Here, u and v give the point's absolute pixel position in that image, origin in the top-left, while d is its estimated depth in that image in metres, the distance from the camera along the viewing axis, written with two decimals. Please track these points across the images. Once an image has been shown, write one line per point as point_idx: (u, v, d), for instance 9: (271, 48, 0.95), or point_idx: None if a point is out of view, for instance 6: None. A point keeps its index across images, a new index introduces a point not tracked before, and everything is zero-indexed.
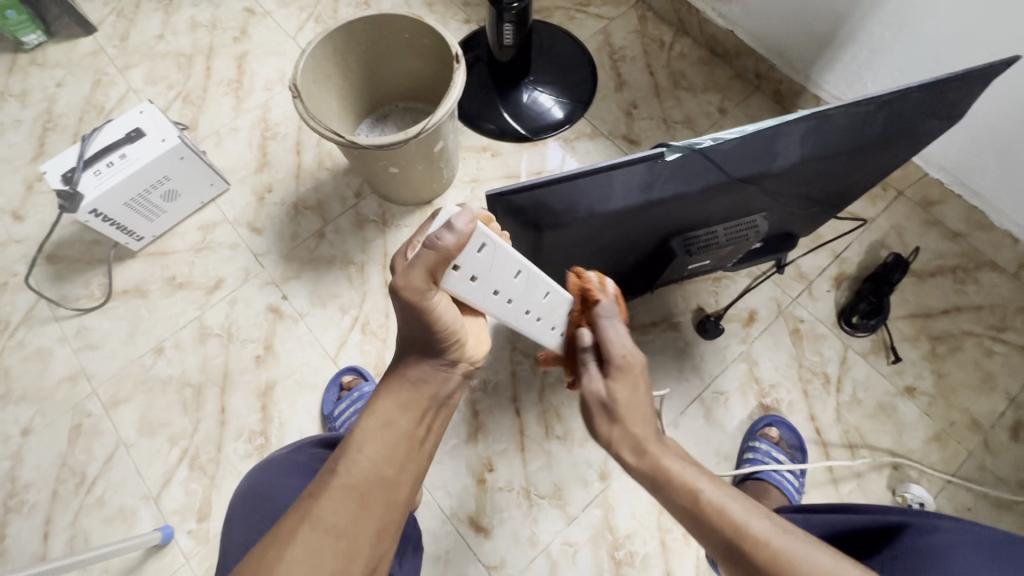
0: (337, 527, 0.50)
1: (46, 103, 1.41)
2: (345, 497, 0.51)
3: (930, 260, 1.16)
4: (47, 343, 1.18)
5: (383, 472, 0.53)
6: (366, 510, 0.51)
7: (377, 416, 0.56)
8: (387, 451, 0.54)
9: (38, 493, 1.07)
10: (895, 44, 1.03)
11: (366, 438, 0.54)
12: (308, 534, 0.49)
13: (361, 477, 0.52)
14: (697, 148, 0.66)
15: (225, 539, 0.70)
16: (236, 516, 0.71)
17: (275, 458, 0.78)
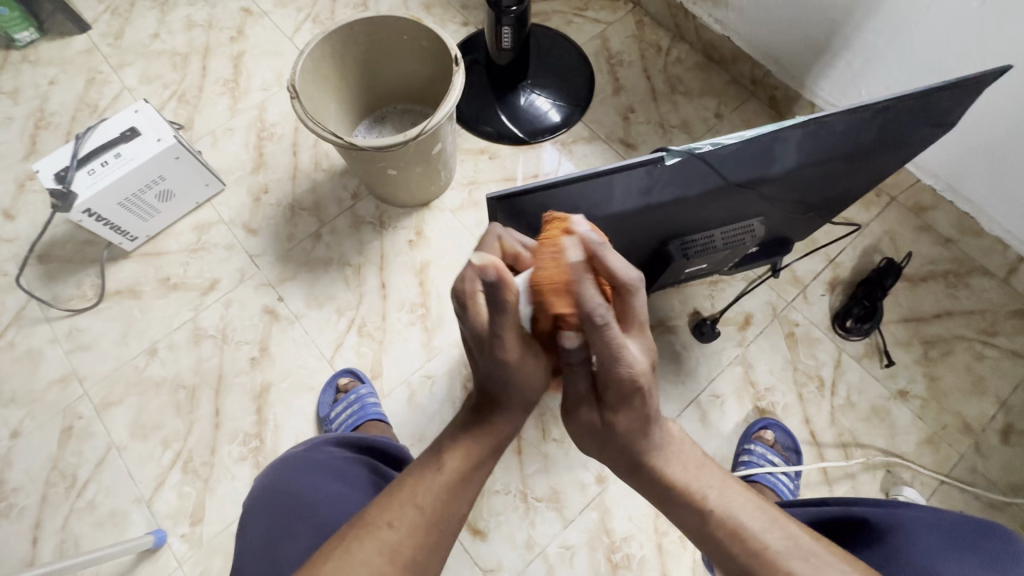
0: (406, 561, 0.51)
1: (38, 101, 1.39)
2: (417, 530, 0.52)
3: (922, 266, 1.18)
4: (38, 344, 1.16)
5: (449, 512, 0.53)
6: (431, 547, 0.52)
7: (463, 449, 0.55)
8: (458, 490, 0.54)
9: (27, 496, 1.05)
10: (889, 52, 1.04)
11: (445, 468, 0.54)
12: (377, 554, 0.50)
13: (432, 512, 0.53)
14: (697, 153, 0.66)
15: (239, 536, 0.67)
16: (253, 511, 0.68)
17: (292, 453, 0.76)
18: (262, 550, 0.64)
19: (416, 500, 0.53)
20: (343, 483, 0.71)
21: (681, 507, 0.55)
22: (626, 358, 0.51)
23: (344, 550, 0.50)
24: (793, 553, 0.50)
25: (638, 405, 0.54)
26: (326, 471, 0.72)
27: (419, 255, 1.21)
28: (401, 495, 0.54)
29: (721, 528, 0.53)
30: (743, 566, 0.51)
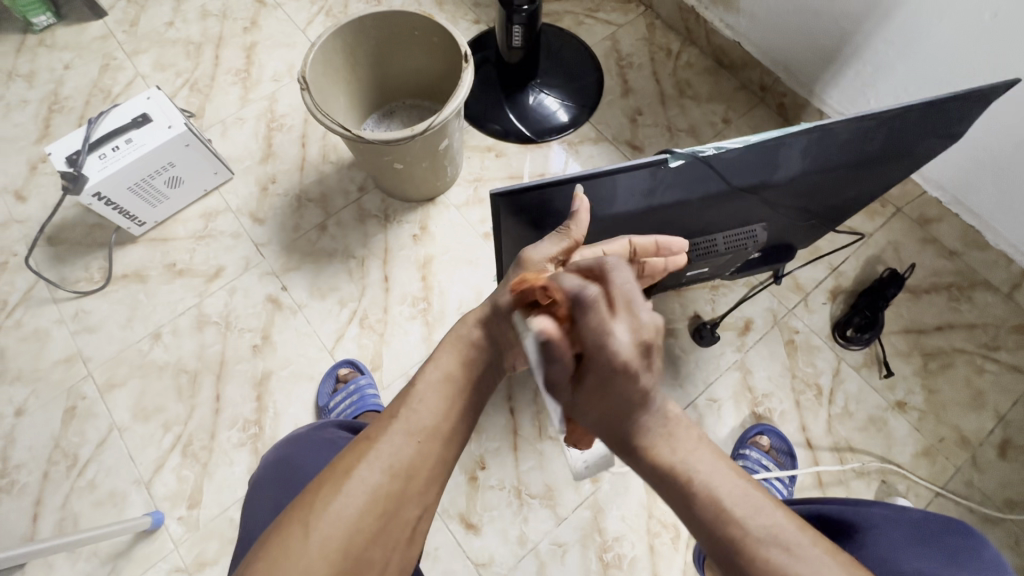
0: (395, 467, 0.51)
1: (53, 85, 1.41)
2: (405, 435, 0.53)
3: (925, 277, 1.18)
4: (45, 325, 1.18)
5: (434, 419, 0.55)
6: (422, 453, 0.53)
7: (441, 366, 0.59)
8: (444, 399, 0.56)
9: (29, 473, 1.07)
10: (898, 62, 1.04)
11: (425, 385, 0.57)
12: (365, 466, 0.51)
13: (416, 421, 0.54)
14: (700, 156, 0.66)
15: (249, 508, 0.70)
16: (263, 485, 0.71)
17: (298, 433, 0.77)
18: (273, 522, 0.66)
19: (401, 413, 0.55)
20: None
21: (670, 487, 0.49)
22: (612, 348, 0.44)
23: (330, 471, 0.51)
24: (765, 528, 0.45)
25: (625, 387, 0.46)
26: (331, 450, 0.72)
27: (423, 249, 1.22)
28: (384, 415, 0.55)
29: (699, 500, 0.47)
30: (716, 531, 0.47)
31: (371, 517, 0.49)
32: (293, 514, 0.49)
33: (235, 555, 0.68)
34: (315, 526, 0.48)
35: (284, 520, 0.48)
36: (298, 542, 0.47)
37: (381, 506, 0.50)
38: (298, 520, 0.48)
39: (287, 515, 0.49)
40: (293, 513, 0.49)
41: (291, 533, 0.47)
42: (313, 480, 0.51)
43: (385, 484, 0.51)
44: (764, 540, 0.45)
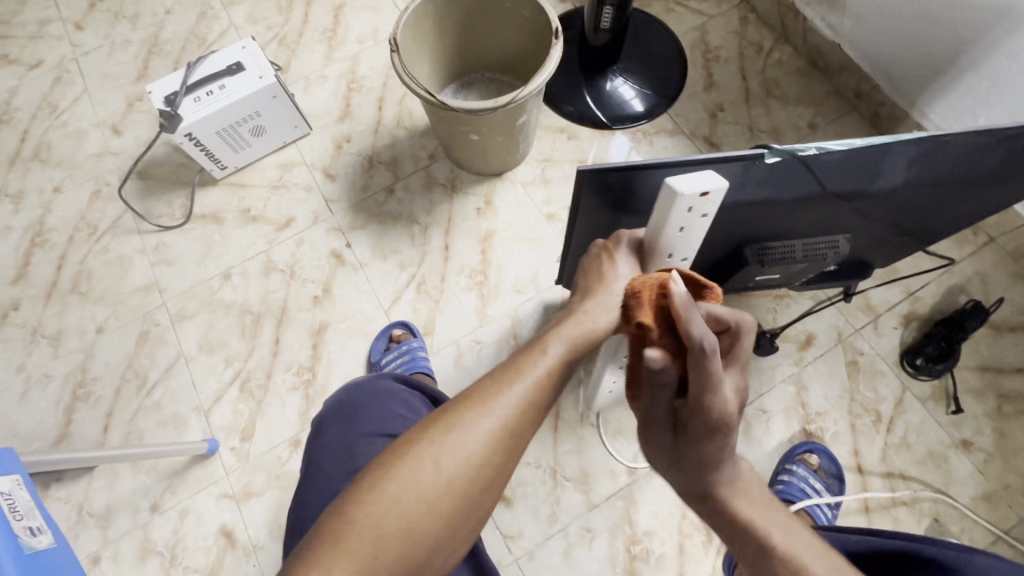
0: (507, 430, 0.50)
1: (154, 28, 1.48)
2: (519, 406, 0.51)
3: (1012, 314, 1.10)
4: (128, 253, 1.26)
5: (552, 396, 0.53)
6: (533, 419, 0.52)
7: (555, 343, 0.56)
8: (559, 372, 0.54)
9: (104, 388, 1.15)
10: (1020, 80, 0.97)
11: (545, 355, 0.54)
12: (483, 416, 0.50)
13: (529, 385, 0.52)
14: (799, 155, 0.65)
15: (314, 441, 0.73)
16: (331, 424, 0.73)
17: (360, 379, 0.78)
18: (339, 458, 0.70)
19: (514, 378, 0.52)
20: (408, 416, 0.73)
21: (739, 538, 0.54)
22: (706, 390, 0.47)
23: (443, 421, 0.49)
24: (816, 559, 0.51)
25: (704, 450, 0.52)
26: (392, 401, 0.74)
27: (485, 223, 1.23)
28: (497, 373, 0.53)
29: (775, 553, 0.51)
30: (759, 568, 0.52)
31: (481, 475, 0.48)
32: (413, 454, 0.47)
33: (299, 488, 0.71)
34: (434, 476, 0.46)
35: (402, 459, 0.47)
36: (417, 481, 0.46)
37: (490, 465, 0.49)
38: (416, 460, 0.47)
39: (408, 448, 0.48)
40: (414, 450, 0.48)
41: (409, 474, 0.46)
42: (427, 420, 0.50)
43: (496, 443, 0.49)
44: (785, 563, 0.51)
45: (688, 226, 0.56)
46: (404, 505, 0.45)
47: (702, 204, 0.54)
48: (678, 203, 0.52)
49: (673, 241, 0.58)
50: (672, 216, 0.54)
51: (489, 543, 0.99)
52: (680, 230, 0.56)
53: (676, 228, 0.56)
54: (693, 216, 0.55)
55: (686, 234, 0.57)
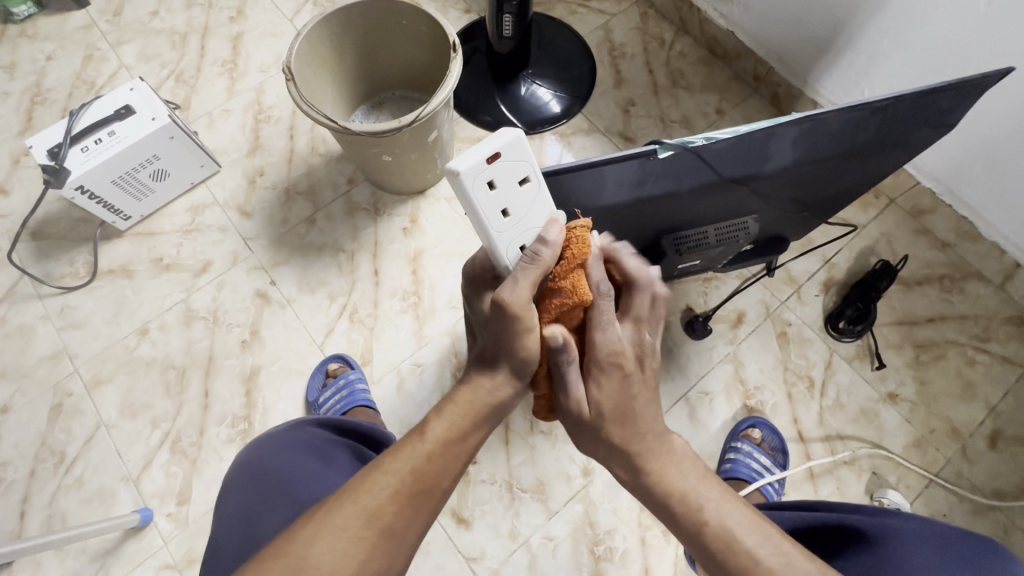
0: (389, 526, 0.49)
1: (35, 76, 1.38)
2: (403, 498, 0.50)
3: (918, 269, 1.17)
4: (29, 321, 1.16)
5: (443, 482, 0.53)
6: (417, 511, 0.51)
7: (445, 425, 0.54)
8: (447, 455, 0.53)
9: (15, 471, 1.06)
10: (892, 52, 1.03)
11: (433, 442, 0.53)
12: (354, 517, 0.48)
13: (409, 476, 0.51)
14: (690, 147, 0.65)
15: (217, 513, 0.67)
16: (236, 487, 0.67)
17: (268, 434, 0.73)
18: (239, 525, 0.62)
19: (401, 470, 0.51)
20: (321, 465, 0.68)
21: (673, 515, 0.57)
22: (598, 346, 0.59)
23: (315, 520, 0.47)
24: (777, 558, 0.50)
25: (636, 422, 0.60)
26: (299, 452, 0.69)
27: (413, 243, 1.20)
28: (383, 466, 0.51)
29: (710, 533, 0.53)
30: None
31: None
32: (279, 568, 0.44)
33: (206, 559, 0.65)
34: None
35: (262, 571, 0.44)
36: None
37: (371, 566, 0.47)
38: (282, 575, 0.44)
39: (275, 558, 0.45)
40: (280, 560, 0.45)
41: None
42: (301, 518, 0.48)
43: (372, 543, 0.47)
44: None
45: (511, 206, 0.52)
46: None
47: (499, 171, 0.50)
48: (468, 182, 0.49)
49: (511, 229, 0.53)
50: (476, 202, 0.50)
51: (452, 568, 0.97)
52: (504, 211, 0.52)
53: (494, 213, 0.52)
54: (501, 192, 0.51)
55: (516, 209, 0.53)
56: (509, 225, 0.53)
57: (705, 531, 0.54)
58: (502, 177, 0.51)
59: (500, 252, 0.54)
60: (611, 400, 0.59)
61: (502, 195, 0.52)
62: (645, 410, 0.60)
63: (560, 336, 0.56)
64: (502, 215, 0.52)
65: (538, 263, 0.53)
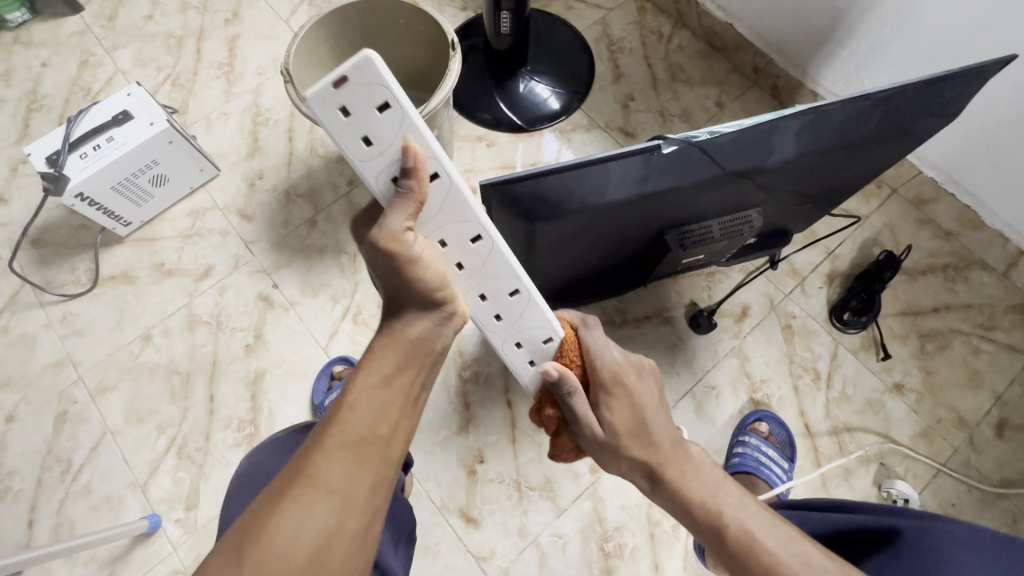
0: (328, 484, 0.44)
1: (31, 83, 1.37)
2: (339, 454, 0.45)
3: (921, 259, 1.17)
4: (32, 329, 1.16)
5: (383, 430, 0.48)
6: (365, 463, 0.46)
7: (375, 371, 0.49)
8: (383, 399, 0.48)
9: (22, 480, 1.05)
10: (892, 41, 1.03)
11: (360, 392, 0.48)
12: (297, 490, 0.43)
13: (347, 433, 0.46)
14: (694, 141, 0.65)
15: (223, 517, 0.67)
16: (237, 494, 0.68)
17: (272, 438, 0.74)
18: None
19: (332, 428, 0.46)
20: None
21: (699, 524, 0.58)
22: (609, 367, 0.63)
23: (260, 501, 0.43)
24: (797, 559, 0.51)
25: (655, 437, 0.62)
26: None
27: None
28: (314, 432, 0.47)
29: (732, 539, 0.55)
30: None
31: (312, 545, 0.41)
32: (223, 552, 0.41)
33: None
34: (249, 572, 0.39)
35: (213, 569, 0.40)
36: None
37: (323, 528, 0.42)
38: (225, 559, 0.40)
39: (221, 550, 0.41)
40: (224, 546, 0.41)
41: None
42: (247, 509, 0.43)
43: (319, 507, 0.43)
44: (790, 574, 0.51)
45: (373, 133, 0.46)
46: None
47: (350, 94, 0.44)
48: (319, 104, 0.43)
49: (376, 160, 0.47)
50: (332, 130, 0.45)
51: (462, 568, 0.97)
52: (364, 136, 0.46)
53: (358, 140, 0.46)
54: (360, 119, 0.45)
55: (380, 136, 0.46)
56: (373, 155, 0.47)
57: (727, 538, 0.55)
58: (361, 102, 0.44)
59: (367, 183, 0.49)
60: (622, 416, 0.62)
61: (366, 118, 0.45)
62: (655, 420, 0.63)
63: (554, 371, 0.61)
64: (363, 141, 0.46)
65: (411, 196, 0.48)
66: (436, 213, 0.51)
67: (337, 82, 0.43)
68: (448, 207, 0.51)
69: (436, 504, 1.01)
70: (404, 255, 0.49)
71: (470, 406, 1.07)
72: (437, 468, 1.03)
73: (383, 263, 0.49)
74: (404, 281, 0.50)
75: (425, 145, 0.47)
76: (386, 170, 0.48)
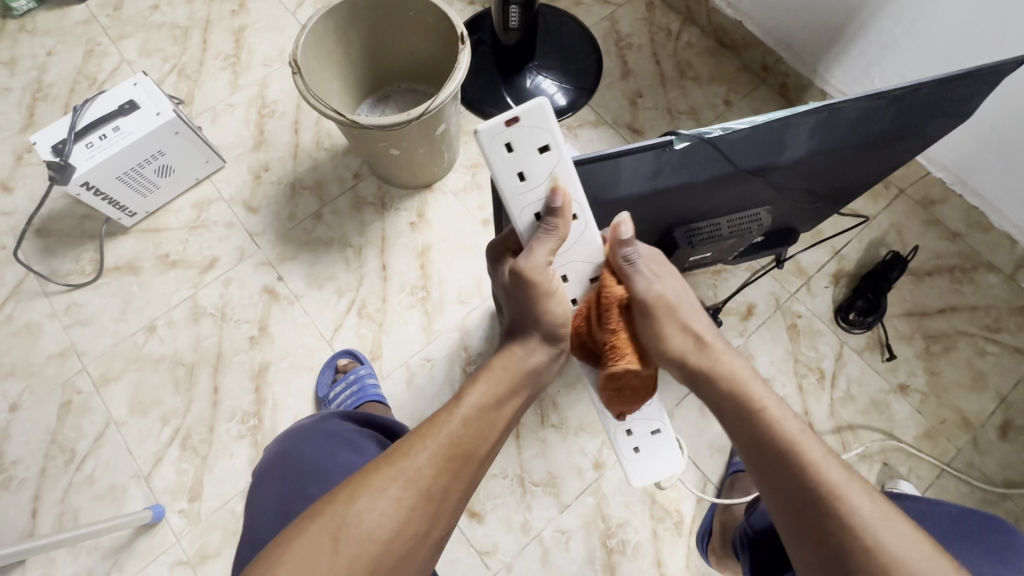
0: (428, 490, 0.50)
1: (36, 72, 1.37)
2: (441, 461, 0.51)
3: (928, 260, 1.17)
4: (36, 319, 1.16)
5: (480, 450, 0.54)
6: (458, 477, 0.52)
7: (483, 392, 0.56)
8: (485, 422, 0.55)
9: (26, 469, 1.06)
10: (904, 41, 1.02)
11: (469, 411, 0.55)
12: (395, 479, 0.49)
13: (451, 442, 0.52)
14: (706, 138, 0.64)
15: (251, 504, 0.67)
16: (265, 481, 0.67)
17: (300, 425, 0.74)
18: (277, 513, 0.63)
19: (440, 438, 0.52)
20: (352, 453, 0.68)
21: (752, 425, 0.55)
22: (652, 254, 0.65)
23: (358, 483, 0.49)
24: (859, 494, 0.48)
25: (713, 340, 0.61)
26: (329, 443, 0.68)
27: (421, 237, 1.20)
28: (419, 431, 0.53)
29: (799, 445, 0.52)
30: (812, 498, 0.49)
31: (399, 539, 0.48)
32: (316, 523, 0.46)
33: (240, 548, 0.65)
34: (344, 555, 0.45)
35: (302, 534, 0.45)
36: (326, 560, 0.44)
37: (411, 527, 0.48)
38: (318, 532, 0.45)
39: (313, 520, 0.46)
40: (318, 521, 0.46)
41: (319, 551, 0.45)
42: (342, 485, 0.49)
43: (414, 507, 0.49)
44: (865, 524, 0.46)
45: (529, 173, 0.53)
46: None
47: (518, 135, 0.52)
48: (484, 143, 0.51)
49: (529, 194, 0.55)
50: (492, 163, 0.52)
51: (465, 562, 0.97)
52: (523, 177, 0.54)
53: (513, 176, 0.54)
54: (523, 165, 0.53)
55: (534, 181, 0.54)
56: (526, 189, 0.55)
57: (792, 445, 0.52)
58: (528, 153, 0.53)
59: (515, 216, 0.57)
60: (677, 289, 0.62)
61: (529, 160, 0.53)
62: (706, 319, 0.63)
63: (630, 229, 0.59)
64: (521, 181, 0.54)
65: (555, 233, 0.56)
66: (571, 249, 0.59)
67: (505, 144, 0.52)
68: (577, 245, 0.58)
69: None
70: (539, 279, 0.57)
71: None
72: None
73: (522, 285, 0.58)
74: (535, 295, 0.58)
75: (571, 189, 0.54)
76: (536, 204, 0.55)
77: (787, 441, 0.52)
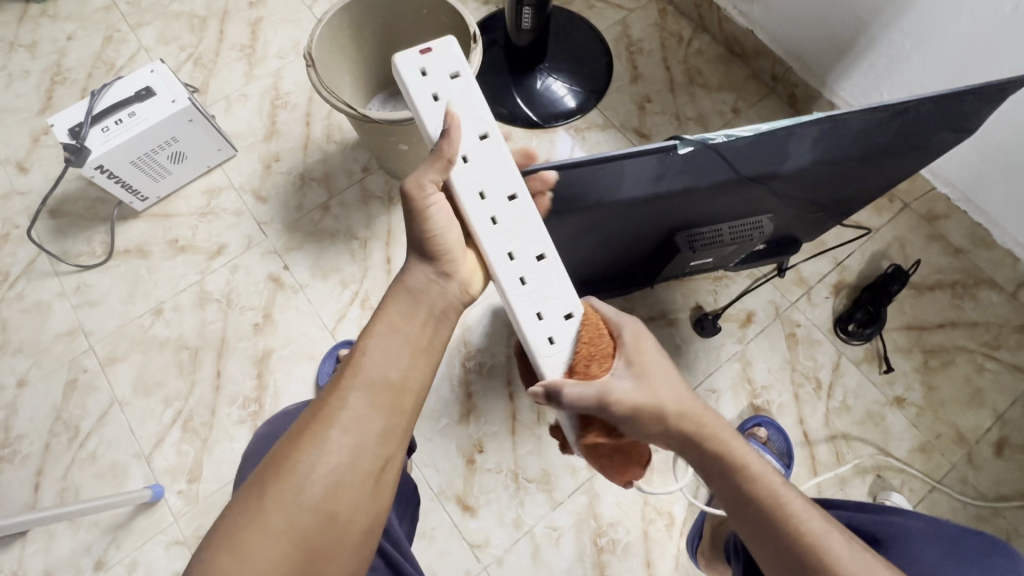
0: (348, 423, 0.51)
1: (55, 56, 1.39)
2: (356, 393, 0.52)
3: (929, 274, 1.17)
4: (47, 298, 1.18)
5: (395, 374, 0.54)
6: (380, 408, 0.52)
7: (388, 321, 0.57)
8: (397, 347, 0.56)
9: (30, 444, 1.08)
10: (914, 55, 1.03)
11: (372, 344, 0.55)
12: (318, 423, 0.50)
13: (365, 376, 0.53)
14: (710, 144, 0.64)
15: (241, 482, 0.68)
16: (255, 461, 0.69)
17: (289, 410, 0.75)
18: None
19: (350, 373, 0.53)
20: None
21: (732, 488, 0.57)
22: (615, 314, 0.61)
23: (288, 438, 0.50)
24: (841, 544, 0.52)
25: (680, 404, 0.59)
26: None
27: None
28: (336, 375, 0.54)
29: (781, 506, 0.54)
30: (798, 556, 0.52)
31: (331, 475, 0.48)
32: (256, 478, 0.48)
33: None
34: (275, 495, 0.47)
35: (245, 495, 0.47)
36: (262, 509, 0.46)
37: (338, 462, 0.49)
38: (257, 484, 0.48)
39: (252, 481, 0.49)
40: (255, 478, 0.48)
41: (254, 499, 0.47)
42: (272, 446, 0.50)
43: (338, 443, 0.50)
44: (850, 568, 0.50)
45: (442, 95, 0.58)
46: (245, 536, 0.45)
47: (432, 64, 0.58)
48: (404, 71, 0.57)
49: (439, 112, 0.57)
50: (410, 87, 0.57)
51: (455, 555, 0.99)
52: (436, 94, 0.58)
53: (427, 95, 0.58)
54: (434, 85, 0.58)
55: (446, 100, 0.58)
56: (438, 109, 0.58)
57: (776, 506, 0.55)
58: (440, 78, 0.58)
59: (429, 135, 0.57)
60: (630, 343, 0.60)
61: (446, 85, 0.58)
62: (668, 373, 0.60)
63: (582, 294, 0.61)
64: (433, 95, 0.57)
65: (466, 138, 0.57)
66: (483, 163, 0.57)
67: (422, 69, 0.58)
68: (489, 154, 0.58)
69: (434, 490, 1.02)
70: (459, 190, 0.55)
71: (472, 396, 1.08)
72: (436, 455, 1.04)
73: None
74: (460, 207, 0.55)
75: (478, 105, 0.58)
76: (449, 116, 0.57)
77: (771, 500, 0.55)
